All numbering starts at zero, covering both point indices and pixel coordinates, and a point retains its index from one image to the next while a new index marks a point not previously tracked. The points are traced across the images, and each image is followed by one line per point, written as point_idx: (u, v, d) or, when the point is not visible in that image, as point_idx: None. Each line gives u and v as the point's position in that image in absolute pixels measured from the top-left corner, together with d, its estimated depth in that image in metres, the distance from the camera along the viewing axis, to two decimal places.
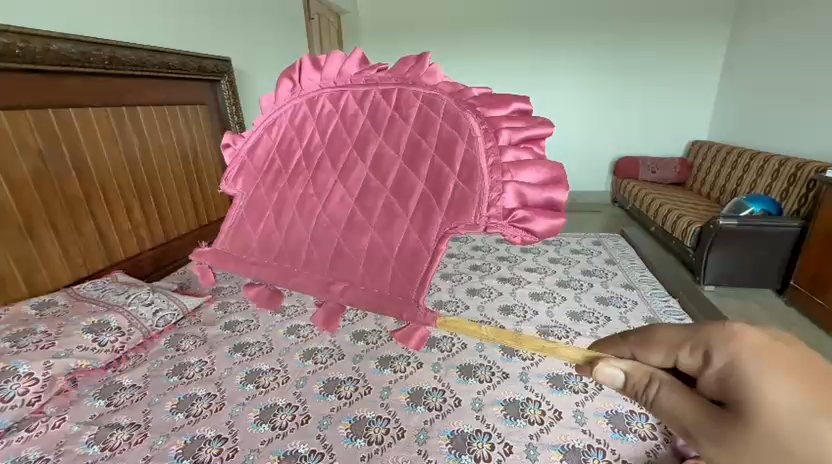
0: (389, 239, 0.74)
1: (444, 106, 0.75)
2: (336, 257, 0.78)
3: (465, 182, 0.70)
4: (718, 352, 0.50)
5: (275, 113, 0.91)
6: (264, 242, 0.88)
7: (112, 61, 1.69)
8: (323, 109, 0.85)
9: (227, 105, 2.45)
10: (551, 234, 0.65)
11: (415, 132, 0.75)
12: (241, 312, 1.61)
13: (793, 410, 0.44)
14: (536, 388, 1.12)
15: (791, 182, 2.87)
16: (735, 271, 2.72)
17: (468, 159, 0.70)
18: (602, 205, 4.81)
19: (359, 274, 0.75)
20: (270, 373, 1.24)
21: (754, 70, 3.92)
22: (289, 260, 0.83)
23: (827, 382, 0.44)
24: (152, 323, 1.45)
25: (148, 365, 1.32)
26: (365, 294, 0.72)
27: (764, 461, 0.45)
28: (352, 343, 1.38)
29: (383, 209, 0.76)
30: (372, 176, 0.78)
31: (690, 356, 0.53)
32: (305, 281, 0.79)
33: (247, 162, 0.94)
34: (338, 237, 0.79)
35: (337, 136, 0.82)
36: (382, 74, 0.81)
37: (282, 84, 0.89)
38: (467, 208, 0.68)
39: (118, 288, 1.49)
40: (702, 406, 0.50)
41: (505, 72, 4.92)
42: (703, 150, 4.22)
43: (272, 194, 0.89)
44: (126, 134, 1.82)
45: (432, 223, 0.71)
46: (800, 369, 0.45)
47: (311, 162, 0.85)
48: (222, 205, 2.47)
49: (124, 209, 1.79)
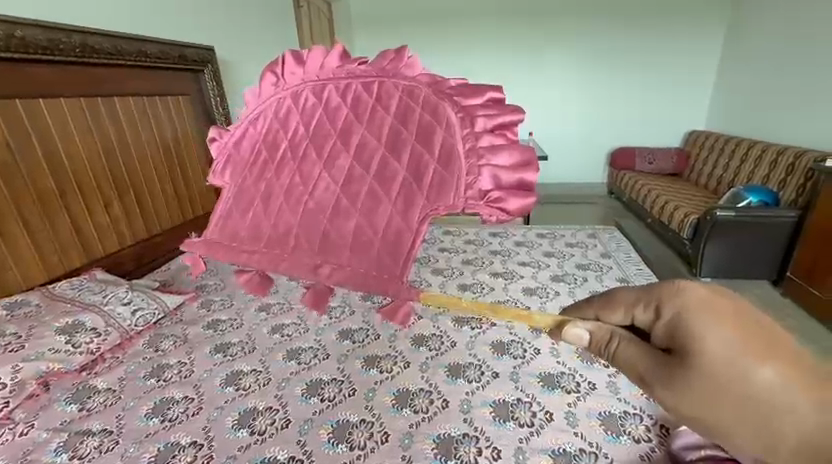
0: (373, 224, 0.71)
1: (424, 98, 0.71)
2: (323, 242, 0.73)
3: (446, 167, 0.67)
4: (669, 307, 0.47)
5: (258, 109, 0.86)
6: (252, 230, 0.81)
7: (85, 49, 1.62)
8: (306, 102, 0.80)
9: (210, 96, 2.37)
10: (523, 214, 0.61)
11: (396, 120, 0.71)
12: (225, 310, 1.56)
13: (729, 358, 0.42)
14: (527, 388, 1.08)
15: (789, 172, 2.83)
16: (732, 263, 2.69)
17: (449, 146, 0.67)
18: (598, 197, 4.76)
19: (346, 256, 0.70)
20: (251, 374, 1.19)
21: (750, 60, 3.86)
22: (277, 246, 0.77)
23: (763, 332, 0.43)
24: (131, 323, 1.40)
25: (124, 367, 1.26)
26: (353, 277, 0.67)
27: (702, 404, 0.44)
28: (338, 342, 1.33)
29: (366, 196, 0.72)
30: (356, 163, 0.74)
31: (645, 314, 0.49)
32: (290, 267, 0.73)
33: (235, 153, 0.89)
34: (324, 224, 0.74)
35: (320, 125, 0.78)
36: (365, 66, 0.75)
37: (265, 78, 0.83)
38: (446, 191, 0.65)
39: (94, 286, 1.44)
40: (650, 358, 0.48)
41: (500, 62, 4.83)
42: (700, 141, 4.16)
43: (258, 184, 0.83)
44: (102, 127, 1.75)
45: (414, 210, 0.68)
46: (734, 313, 0.44)
47: (294, 152, 0.80)
48: (208, 200, 2.39)
49: (102, 204, 1.73)
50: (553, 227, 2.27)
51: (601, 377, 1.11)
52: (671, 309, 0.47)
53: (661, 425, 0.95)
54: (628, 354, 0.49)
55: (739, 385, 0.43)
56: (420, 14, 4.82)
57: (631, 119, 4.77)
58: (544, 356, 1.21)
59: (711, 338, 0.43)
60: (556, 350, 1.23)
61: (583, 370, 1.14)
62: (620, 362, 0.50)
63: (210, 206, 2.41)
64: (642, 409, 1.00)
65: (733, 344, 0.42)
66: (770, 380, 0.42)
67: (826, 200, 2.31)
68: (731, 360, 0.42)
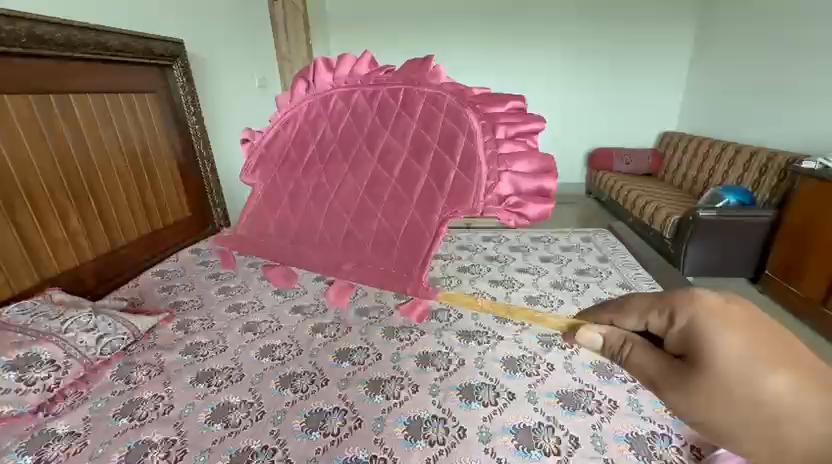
0: (395, 224, 0.74)
1: (447, 104, 0.73)
2: (347, 240, 0.78)
3: (465, 172, 0.70)
4: (681, 313, 0.52)
5: (290, 112, 0.91)
6: (281, 227, 0.87)
7: (31, 38, 1.42)
8: (334, 107, 0.84)
9: (180, 93, 2.19)
10: (541, 218, 0.65)
11: (419, 127, 0.75)
12: (205, 332, 1.41)
13: (736, 360, 0.47)
14: (547, 410, 1.01)
15: (761, 172, 2.93)
16: (712, 262, 2.75)
17: (469, 152, 0.70)
18: (578, 198, 4.83)
19: (368, 253, 0.75)
20: (241, 407, 1.06)
21: (719, 64, 4.00)
22: (304, 242, 0.83)
23: (770, 336, 0.47)
24: (96, 352, 1.23)
25: (89, 405, 1.10)
26: (375, 273, 0.72)
27: (713, 405, 0.48)
28: (336, 365, 1.21)
29: (388, 198, 0.75)
30: (380, 168, 0.77)
31: (658, 319, 0.55)
32: (315, 259, 0.79)
33: (265, 154, 0.94)
34: (348, 224, 0.79)
35: (348, 131, 0.82)
36: (391, 75, 0.80)
37: (296, 85, 0.90)
38: (464, 197, 0.68)
39: (51, 311, 1.26)
40: (665, 363, 0.52)
41: (480, 63, 4.80)
42: (674, 142, 4.29)
43: (287, 183, 0.88)
44: (56, 129, 1.56)
45: (433, 211, 0.71)
46: (741, 318, 0.48)
47: (323, 157, 0.84)
48: (179, 207, 2.20)
49: (58, 215, 1.55)
50: (546, 231, 2.23)
51: (621, 394, 1.06)
52: (683, 316, 0.52)
53: (692, 447, 0.91)
54: (640, 358, 0.54)
55: (742, 382, 0.46)
56: (398, 12, 4.71)
57: (607, 120, 4.86)
58: (559, 372, 1.14)
59: (721, 339, 0.48)
60: (570, 364, 1.17)
61: (602, 387, 1.09)
62: (628, 364, 0.55)
63: (182, 213, 2.21)
64: (669, 429, 0.95)
65: (739, 348, 0.46)
66: (777, 387, 0.45)
67: (802, 200, 2.40)
68: (742, 365, 0.46)
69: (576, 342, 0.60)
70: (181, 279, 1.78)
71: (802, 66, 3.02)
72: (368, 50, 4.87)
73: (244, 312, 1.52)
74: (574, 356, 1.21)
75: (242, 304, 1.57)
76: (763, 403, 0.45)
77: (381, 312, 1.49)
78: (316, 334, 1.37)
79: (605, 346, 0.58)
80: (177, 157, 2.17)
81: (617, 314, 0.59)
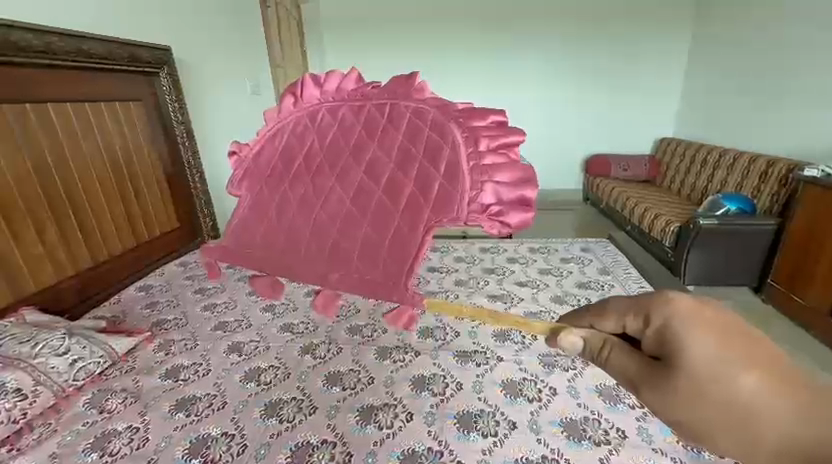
0: (382, 235, 0.68)
1: (431, 118, 0.70)
2: (333, 251, 0.71)
3: (449, 182, 0.64)
4: (657, 313, 0.42)
5: (277, 126, 0.84)
6: (265, 239, 0.79)
7: (6, 45, 1.35)
8: (322, 120, 0.78)
9: (168, 102, 2.13)
10: (522, 226, 0.59)
11: (404, 139, 0.70)
12: (187, 353, 1.33)
13: (710, 364, 0.38)
14: (551, 441, 0.94)
15: (761, 179, 2.89)
16: (713, 270, 2.70)
17: (453, 163, 0.65)
18: (575, 204, 4.79)
19: (354, 264, 0.68)
20: (222, 440, 0.99)
21: (715, 69, 3.98)
22: (289, 253, 0.75)
23: (747, 337, 0.39)
24: (68, 377, 1.15)
25: (58, 439, 1.01)
26: (360, 284, 0.66)
27: (692, 411, 0.39)
28: (326, 390, 1.14)
29: (374, 208, 0.70)
30: (367, 179, 0.71)
31: (634, 321, 0.43)
32: (302, 270, 0.72)
33: (253, 167, 0.86)
34: (334, 234, 0.72)
35: (335, 144, 0.76)
36: (377, 90, 0.75)
37: (284, 99, 0.83)
38: (448, 204, 0.63)
39: (22, 334, 1.18)
40: (643, 366, 0.42)
41: (475, 70, 4.78)
42: (671, 148, 4.26)
43: (274, 196, 0.81)
44: (34, 141, 1.49)
45: (418, 222, 0.66)
46: (719, 320, 0.39)
47: (309, 168, 0.78)
48: (165, 218, 2.12)
49: (34, 231, 1.47)
50: (545, 241, 2.18)
51: (630, 422, 0.99)
52: (659, 318, 0.41)
53: None
54: (620, 362, 0.44)
55: (717, 384, 0.38)
56: (393, 19, 4.68)
57: (603, 127, 4.84)
58: (563, 396, 1.08)
59: (694, 348, 0.39)
60: (574, 388, 1.10)
61: (608, 413, 1.02)
62: (607, 368, 0.45)
63: (168, 224, 2.13)
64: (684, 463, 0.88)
65: (717, 351, 0.38)
66: (753, 388, 0.37)
67: (805, 208, 2.36)
68: (715, 365, 0.38)
69: (554, 348, 0.48)
70: (165, 294, 1.70)
71: (799, 72, 2.99)
72: (363, 58, 4.84)
73: (230, 331, 1.44)
74: (578, 379, 1.14)
75: (228, 323, 1.49)
76: (741, 409, 0.37)
77: (374, 330, 1.41)
78: (305, 355, 1.29)
79: (585, 350, 0.47)
80: (162, 166, 2.10)
81: (596, 315, 0.47)
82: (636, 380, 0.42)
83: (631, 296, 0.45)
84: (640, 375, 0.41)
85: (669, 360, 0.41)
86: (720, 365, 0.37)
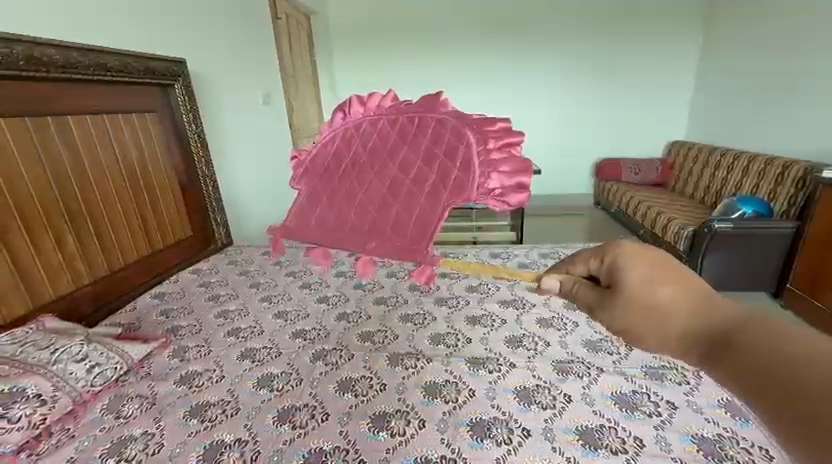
0: (412, 216, 0.70)
1: (451, 125, 0.72)
2: (371, 230, 0.72)
3: (463, 170, 0.66)
4: (609, 258, 0.66)
5: (327, 137, 0.87)
6: (316, 223, 0.82)
7: (29, 61, 1.40)
8: (363, 129, 0.82)
9: (183, 112, 2.18)
10: (518, 206, 0.62)
11: (430, 142, 0.73)
12: (201, 359, 1.35)
13: (641, 280, 0.61)
14: (565, 450, 0.93)
15: (777, 181, 2.84)
16: (729, 275, 2.65)
17: (467, 158, 0.67)
18: (585, 208, 4.75)
19: (387, 239, 0.70)
20: (234, 447, 0.99)
21: (727, 71, 3.93)
22: (337, 231, 0.77)
23: (668, 269, 0.61)
24: (86, 383, 1.16)
25: (75, 444, 1.03)
26: (391, 251, 0.68)
27: (628, 314, 0.61)
28: (338, 396, 1.14)
29: (404, 193, 0.72)
30: (399, 174, 0.74)
31: (594, 263, 0.68)
32: (345, 241, 0.75)
33: (309, 168, 0.89)
34: (372, 216, 0.74)
35: (374, 147, 0.79)
36: (407, 106, 0.78)
37: (334, 115, 0.86)
38: (462, 188, 0.65)
39: (42, 340, 1.21)
40: (596, 289, 0.65)
41: (483, 77, 4.81)
42: (683, 151, 4.21)
43: (323, 190, 0.84)
44: (52, 148, 1.53)
45: (436, 205, 0.68)
46: (649, 258, 0.63)
47: (354, 167, 0.80)
48: (179, 226, 2.15)
49: (53, 239, 1.51)
50: (555, 247, 2.15)
51: (647, 430, 0.97)
52: (610, 259, 0.66)
53: None
54: (584, 292, 0.66)
55: (642, 294, 0.60)
56: (400, 28, 4.74)
57: (612, 131, 4.81)
58: (577, 404, 1.06)
59: (631, 273, 0.62)
60: (589, 396, 1.09)
61: (624, 422, 1.00)
62: (576, 299, 0.67)
63: (181, 232, 2.16)
64: None
65: (643, 274, 0.61)
66: (668, 297, 0.58)
67: (824, 210, 2.30)
68: (642, 281, 0.61)
69: (540, 290, 0.71)
70: (179, 302, 1.72)
71: (812, 72, 2.93)
72: (372, 65, 4.92)
73: (243, 337, 1.46)
74: (592, 385, 1.12)
75: (241, 329, 1.50)
76: (662, 309, 0.58)
77: (386, 337, 1.41)
78: (316, 362, 1.30)
79: (562, 290, 0.70)
80: (176, 175, 2.14)
81: (569, 266, 0.72)
82: (592, 302, 0.64)
83: (593, 250, 0.69)
84: (595, 298, 0.64)
85: (612, 285, 0.64)
86: (643, 280, 0.61)
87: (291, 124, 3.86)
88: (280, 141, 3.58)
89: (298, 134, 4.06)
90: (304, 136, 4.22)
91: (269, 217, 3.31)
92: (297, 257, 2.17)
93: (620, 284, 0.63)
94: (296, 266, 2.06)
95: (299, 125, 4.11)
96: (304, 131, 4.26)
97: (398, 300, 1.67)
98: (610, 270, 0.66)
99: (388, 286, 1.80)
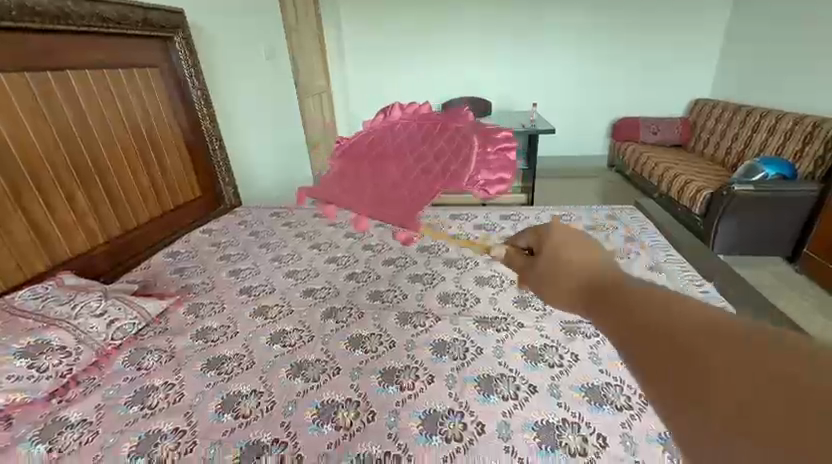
0: (415, 194, 0.93)
1: (462, 135, 0.96)
2: (383, 201, 0.96)
3: (462, 166, 0.89)
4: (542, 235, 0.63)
5: (369, 129, 1.11)
6: (343, 192, 1.05)
7: (23, 11, 1.34)
8: (399, 129, 1.06)
9: (184, 67, 2.12)
10: (495, 192, 0.85)
11: (443, 145, 0.97)
12: (216, 315, 1.38)
13: (567, 255, 0.58)
14: (571, 405, 0.95)
15: (806, 141, 2.70)
16: (746, 239, 2.60)
17: (467, 156, 0.89)
18: (600, 171, 4.62)
19: (393, 207, 0.93)
20: (252, 397, 1.04)
21: (762, 20, 3.63)
22: (357, 198, 1.00)
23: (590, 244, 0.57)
24: (107, 337, 1.21)
25: (102, 392, 1.08)
26: (394, 216, 0.91)
27: (556, 288, 0.56)
28: (349, 352, 1.17)
29: (413, 179, 0.96)
30: (414, 164, 0.98)
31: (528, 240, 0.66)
32: (360, 206, 0.98)
33: (349, 149, 1.10)
34: (387, 190, 0.98)
35: (402, 143, 1.03)
36: (437, 118, 1.03)
37: (379, 115, 1.11)
38: (456, 176, 0.87)
39: (62, 295, 1.25)
40: (529, 266, 0.62)
41: (497, 30, 4.50)
42: (707, 110, 4.00)
43: (355, 168, 1.06)
44: (56, 107, 1.50)
45: (435, 187, 0.91)
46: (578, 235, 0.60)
47: (383, 154, 1.03)
48: (187, 186, 2.15)
49: (64, 196, 1.51)
50: (567, 208, 2.11)
51: None
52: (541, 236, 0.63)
53: None
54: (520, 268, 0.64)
55: (567, 266, 0.57)
56: None
57: (632, 90, 4.56)
58: (584, 362, 1.07)
59: (559, 248, 0.59)
60: (596, 355, 1.10)
61: (631, 380, 1.01)
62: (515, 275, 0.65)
63: (190, 193, 2.16)
64: None
65: (570, 247, 0.58)
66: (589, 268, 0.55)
67: None
68: (569, 254, 0.58)
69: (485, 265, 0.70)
70: (193, 261, 1.75)
71: None
72: (378, 19, 4.63)
73: (256, 295, 1.49)
74: (600, 345, 1.13)
75: (253, 288, 1.53)
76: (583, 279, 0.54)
77: (395, 296, 1.43)
78: (328, 319, 1.33)
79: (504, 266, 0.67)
80: (180, 134, 2.11)
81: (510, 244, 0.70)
82: (528, 279, 0.61)
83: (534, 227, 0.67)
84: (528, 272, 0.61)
85: (542, 258, 0.60)
86: (569, 254, 0.57)
87: (296, 81, 3.72)
88: (286, 98, 3.47)
89: (304, 91, 3.92)
90: (310, 94, 4.08)
91: (277, 178, 3.28)
92: (307, 218, 2.17)
93: (545, 257, 0.60)
94: (305, 227, 2.06)
95: (305, 82, 3.95)
96: (311, 88, 4.10)
97: (407, 261, 1.67)
98: (538, 242, 0.63)
99: (398, 247, 1.80)
